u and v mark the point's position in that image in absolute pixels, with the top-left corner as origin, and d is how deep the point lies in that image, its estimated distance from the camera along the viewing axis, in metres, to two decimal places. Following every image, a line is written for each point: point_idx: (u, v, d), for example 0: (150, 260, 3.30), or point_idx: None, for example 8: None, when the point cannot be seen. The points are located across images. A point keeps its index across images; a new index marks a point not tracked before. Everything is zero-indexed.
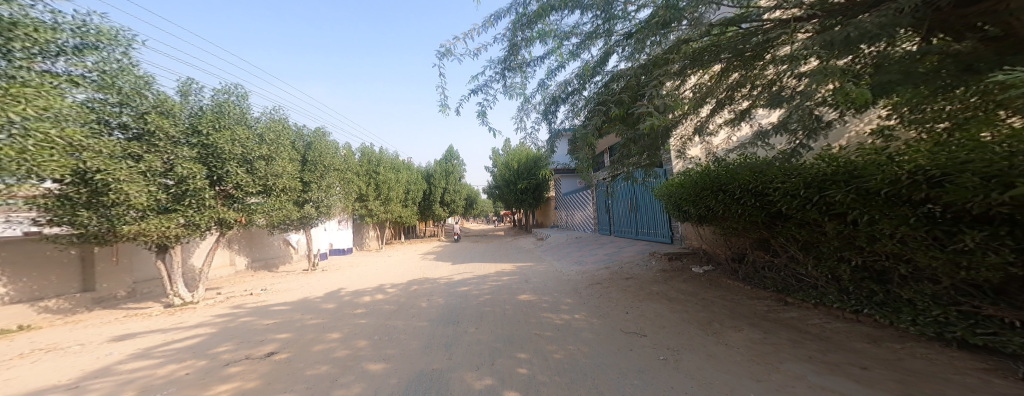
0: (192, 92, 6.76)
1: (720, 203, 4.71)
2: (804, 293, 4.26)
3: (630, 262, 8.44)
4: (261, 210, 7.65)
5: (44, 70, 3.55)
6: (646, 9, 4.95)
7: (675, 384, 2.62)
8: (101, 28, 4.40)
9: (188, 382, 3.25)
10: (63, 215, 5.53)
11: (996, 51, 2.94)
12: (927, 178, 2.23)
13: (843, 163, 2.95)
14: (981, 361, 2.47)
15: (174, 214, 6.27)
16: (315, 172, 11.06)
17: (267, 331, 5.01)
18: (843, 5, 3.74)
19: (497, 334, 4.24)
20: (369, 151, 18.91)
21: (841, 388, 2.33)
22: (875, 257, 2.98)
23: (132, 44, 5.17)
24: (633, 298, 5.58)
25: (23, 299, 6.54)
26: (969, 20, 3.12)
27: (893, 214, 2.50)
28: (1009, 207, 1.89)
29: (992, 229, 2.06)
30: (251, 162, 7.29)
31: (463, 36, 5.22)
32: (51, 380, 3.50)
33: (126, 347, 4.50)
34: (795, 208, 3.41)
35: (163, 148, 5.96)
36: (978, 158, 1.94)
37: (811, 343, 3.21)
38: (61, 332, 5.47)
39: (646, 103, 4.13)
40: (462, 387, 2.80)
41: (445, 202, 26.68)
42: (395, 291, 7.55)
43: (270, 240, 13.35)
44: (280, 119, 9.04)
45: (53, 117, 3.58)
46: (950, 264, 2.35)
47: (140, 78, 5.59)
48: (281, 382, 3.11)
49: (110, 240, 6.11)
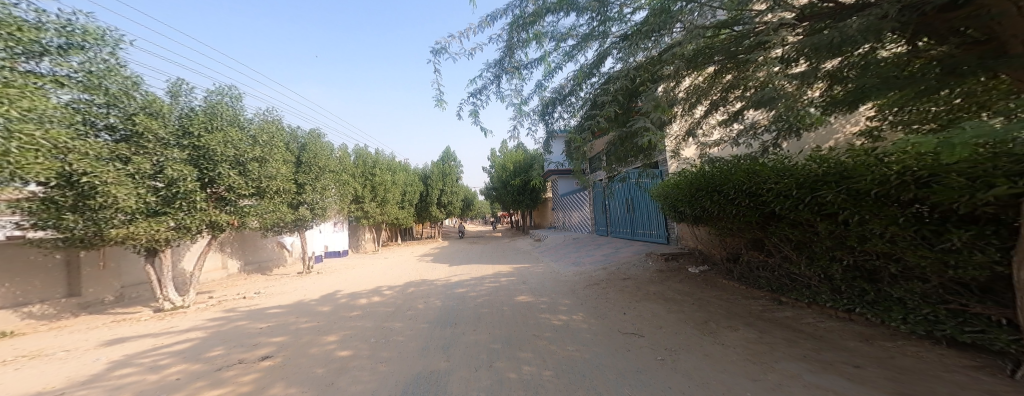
0: (183, 93, 6.69)
1: (715, 204, 4.74)
2: (797, 293, 4.27)
3: (626, 262, 8.43)
4: (254, 212, 7.59)
5: (27, 71, 3.50)
6: (641, 11, 4.98)
7: (671, 383, 2.62)
8: (88, 27, 4.33)
9: (179, 387, 3.20)
10: (48, 218, 5.43)
11: (978, 54, 2.94)
12: (915, 179, 2.24)
13: (833, 164, 2.92)
14: (970, 359, 2.49)
15: (164, 217, 6.18)
16: (309, 173, 10.98)
17: (260, 335, 4.94)
18: (830, 9, 3.88)
19: (494, 336, 4.22)
20: (365, 153, 18.81)
21: (835, 386, 2.33)
22: (866, 257, 2.99)
23: (119, 45, 5.10)
24: (629, 299, 5.58)
25: (7, 304, 6.40)
26: (953, 24, 3.07)
27: (883, 214, 2.52)
28: (995, 208, 1.94)
29: (978, 229, 2.10)
30: (244, 164, 7.23)
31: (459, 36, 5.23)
32: (37, 387, 3.42)
33: (114, 353, 4.43)
34: (787, 208, 3.42)
35: (152, 149, 5.89)
36: (964, 159, 1.97)
37: (805, 342, 3.22)
38: (46, 339, 5.37)
39: (646, 116, 4.15)
40: (460, 389, 2.78)
41: (441, 203, 26.56)
42: (391, 293, 7.49)
43: (263, 242, 13.22)
44: (274, 121, 8.96)
45: (37, 118, 3.53)
46: (938, 263, 2.37)
47: (127, 78, 5.51)
48: (274, 386, 3.07)
49: (97, 244, 5.99)
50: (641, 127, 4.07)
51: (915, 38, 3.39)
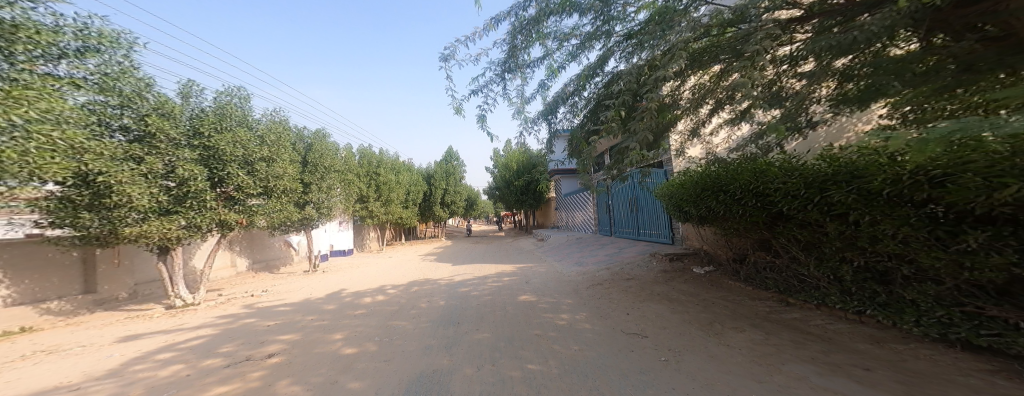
0: (193, 94, 6.78)
1: (721, 204, 4.70)
2: (805, 294, 4.24)
3: (630, 262, 8.42)
4: (262, 212, 7.69)
5: (45, 73, 3.58)
6: (645, 10, 4.97)
7: (676, 384, 2.61)
8: (103, 30, 4.39)
9: (190, 383, 3.25)
10: (64, 217, 5.53)
11: (994, 52, 2.92)
12: (929, 179, 2.22)
13: (844, 163, 2.89)
14: (985, 363, 2.46)
15: (175, 216, 6.27)
16: (315, 173, 11.08)
17: (269, 332, 5.01)
18: (842, 5, 3.81)
19: (499, 335, 4.24)
20: (370, 152, 18.91)
21: (843, 389, 2.32)
22: (877, 258, 2.96)
23: (132, 47, 5.16)
24: (634, 299, 5.57)
25: (25, 301, 6.56)
26: (968, 20, 3.08)
27: (894, 214, 2.50)
28: (1012, 208, 1.92)
29: (995, 230, 2.07)
30: (252, 164, 7.31)
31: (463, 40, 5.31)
32: (54, 381, 3.50)
33: (128, 349, 4.51)
34: (796, 208, 3.40)
35: (164, 150, 5.99)
36: (980, 158, 1.95)
37: (812, 344, 3.20)
38: (62, 334, 5.48)
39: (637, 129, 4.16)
40: (463, 387, 2.80)
41: (445, 203, 26.61)
42: (397, 292, 7.54)
43: (270, 241, 13.38)
44: (281, 121, 9.04)
45: (54, 120, 3.60)
46: (952, 265, 2.35)
47: (140, 80, 5.59)
48: (283, 383, 3.11)
49: (111, 242, 6.10)
50: (640, 139, 4.05)
51: (931, 35, 3.39)
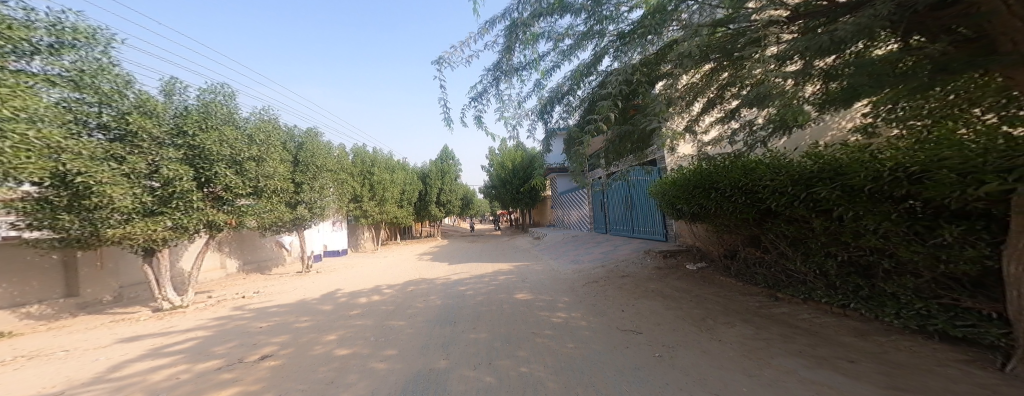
0: (176, 91, 6.68)
1: (711, 201, 4.74)
2: (794, 289, 4.29)
3: (625, 259, 8.48)
4: (252, 212, 7.58)
5: (18, 69, 3.49)
6: (638, 10, 4.97)
7: (669, 380, 2.64)
8: (78, 26, 4.30)
9: (178, 386, 3.21)
10: (43, 218, 5.40)
11: (968, 52, 2.97)
12: (907, 176, 2.28)
13: (829, 161, 2.95)
14: (963, 353, 2.50)
15: (161, 217, 6.16)
16: (307, 173, 10.97)
17: (260, 333, 4.96)
18: (825, 6, 3.81)
19: (494, 334, 4.22)
20: (363, 152, 18.76)
21: (830, 382, 2.34)
22: (860, 252, 3.00)
23: (111, 43, 5.08)
24: (628, 296, 5.59)
25: (5, 305, 6.41)
26: (944, 21, 3.11)
27: (875, 210, 2.53)
28: (985, 203, 1.98)
29: (969, 224, 2.12)
30: (240, 163, 7.22)
31: (459, 45, 5.11)
32: (38, 386, 3.44)
33: (114, 352, 4.45)
34: (783, 204, 3.42)
35: (147, 149, 5.89)
36: (955, 155, 2.02)
37: (800, 338, 3.24)
38: (46, 339, 5.39)
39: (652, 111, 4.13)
40: (459, 386, 2.79)
41: (441, 202, 26.52)
42: (391, 292, 7.51)
43: (261, 242, 13.23)
44: (270, 120, 8.94)
45: (29, 118, 3.53)
46: (930, 258, 2.36)
47: (119, 76, 5.50)
48: (275, 385, 3.09)
49: (93, 244, 5.99)
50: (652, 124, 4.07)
51: (909, 36, 3.45)
